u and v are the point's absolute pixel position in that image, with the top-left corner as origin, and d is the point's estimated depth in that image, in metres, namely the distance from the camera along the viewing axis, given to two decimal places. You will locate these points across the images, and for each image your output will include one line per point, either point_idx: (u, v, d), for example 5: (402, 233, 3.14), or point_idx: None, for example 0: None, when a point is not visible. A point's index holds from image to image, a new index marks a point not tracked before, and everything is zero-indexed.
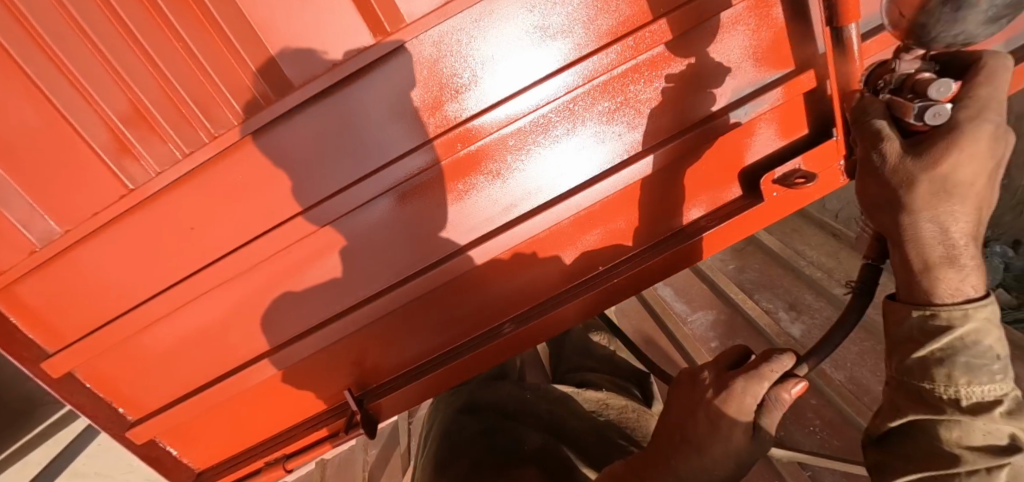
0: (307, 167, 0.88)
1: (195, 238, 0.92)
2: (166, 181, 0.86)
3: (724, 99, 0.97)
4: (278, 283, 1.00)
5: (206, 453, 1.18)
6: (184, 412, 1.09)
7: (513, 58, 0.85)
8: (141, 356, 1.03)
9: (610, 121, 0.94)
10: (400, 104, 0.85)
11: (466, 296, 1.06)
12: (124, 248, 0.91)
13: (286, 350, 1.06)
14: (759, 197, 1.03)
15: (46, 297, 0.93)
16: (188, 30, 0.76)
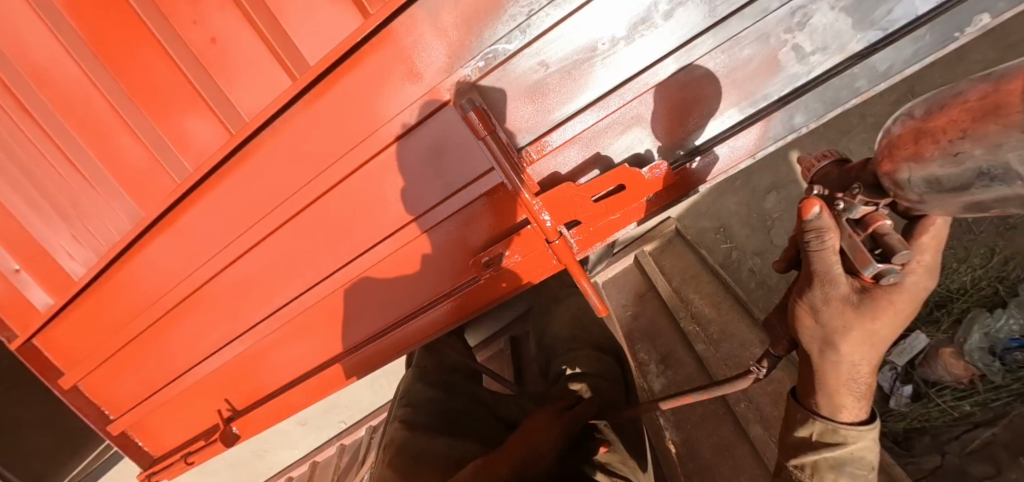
0: (213, 230, 1.02)
1: (154, 280, 1.10)
2: (124, 252, 1.05)
3: (585, 95, 0.84)
4: (221, 306, 1.14)
5: (162, 447, 1.43)
6: (148, 412, 1.33)
7: (366, 106, 0.84)
8: (124, 369, 1.26)
9: (719, 30, 0.77)
10: (271, 180, 0.94)
11: (366, 322, 1.18)
12: (110, 295, 1.13)
13: (214, 362, 1.23)
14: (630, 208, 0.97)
15: (70, 337, 1.20)
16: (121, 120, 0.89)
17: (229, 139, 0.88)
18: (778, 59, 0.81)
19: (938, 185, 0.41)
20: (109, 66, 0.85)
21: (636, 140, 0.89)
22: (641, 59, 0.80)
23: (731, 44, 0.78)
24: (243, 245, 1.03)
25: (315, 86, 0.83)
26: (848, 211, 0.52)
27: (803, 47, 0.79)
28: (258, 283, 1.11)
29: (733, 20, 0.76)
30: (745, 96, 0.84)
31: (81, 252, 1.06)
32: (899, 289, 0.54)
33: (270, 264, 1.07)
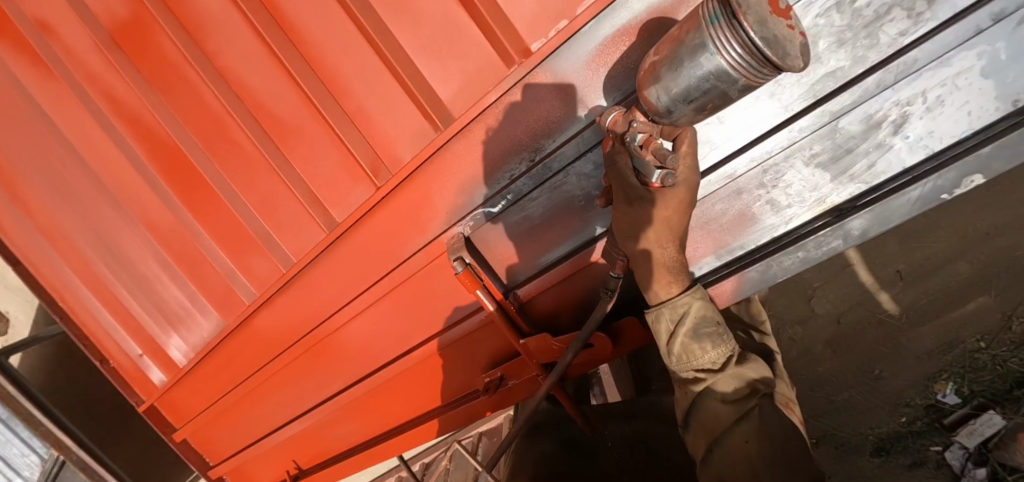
0: (279, 335, 1.37)
1: (237, 366, 1.49)
2: (208, 353, 1.41)
3: (581, 233, 1.02)
4: (292, 382, 1.50)
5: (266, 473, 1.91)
6: (252, 454, 1.77)
7: (388, 247, 1.13)
8: (224, 421, 1.69)
9: None
10: (318, 294, 1.26)
11: (395, 409, 1.47)
12: (205, 378, 1.53)
13: (293, 425, 1.62)
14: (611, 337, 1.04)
15: (182, 396, 1.62)
16: (216, 254, 1.26)
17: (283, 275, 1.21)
18: (763, 210, 0.88)
19: (677, 97, 0.64)
20: (207, 219, 1.21)
21: (627, 277, 1.04)
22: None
23: (704, 200, 0.90)
24: (300, 349, 1.37)
25: (347, 233, 1.12)
26: (637, 141, 0.72)
27: (783, 201, 0.87)
28: (311, 371, 1.46)
29: (701, 180, 0.87)
30: (727, 246, 0.93)
31: (183, 338, 1.44)
32: (675, 187, 0.77)
33: (320, 360, 1.41)
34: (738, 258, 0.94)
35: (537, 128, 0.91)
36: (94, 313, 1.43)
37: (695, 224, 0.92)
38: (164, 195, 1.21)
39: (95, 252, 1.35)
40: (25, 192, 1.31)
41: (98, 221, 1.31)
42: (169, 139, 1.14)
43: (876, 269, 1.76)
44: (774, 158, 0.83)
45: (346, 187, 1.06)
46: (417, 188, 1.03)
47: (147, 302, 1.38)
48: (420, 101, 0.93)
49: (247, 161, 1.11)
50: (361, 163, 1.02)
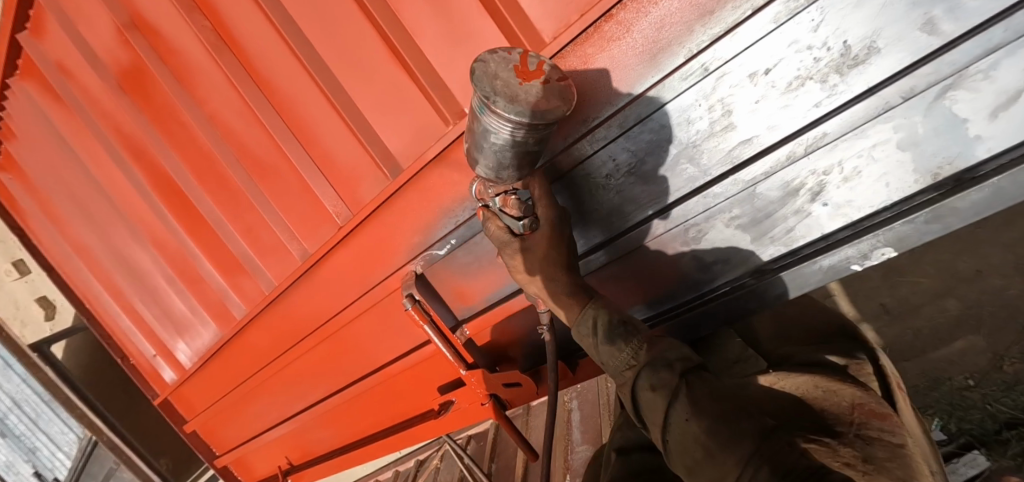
0: (332, 294, 1.33)
1: (289, 326, 1.46)
2: (271, 303, 1.41)
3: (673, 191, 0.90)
4: (334, 354, 1.44)
5: (296, 452, 1.84)
6: (291, 429, 1.73)
7: (461, 197, 1.04)
8: (268, 388, 1.67)
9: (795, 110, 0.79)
10: (383, 246, 1.19)
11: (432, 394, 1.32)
12: (260, 337, 1.55)
13: (329, 401, 1.54)
14: (692, 276, 0.98)
15: (231, 361, 1.67)
16: (277, 202, 1.26)
17: (341, 229, 1.19)
18: (897, 163, 0.80)
19: (500, 166, 0.72)
20: (272, 175, 1.23)
21: (733, 238, 0.92)
22: (742, 155, 0.85)
23: (834, 145, 0.80)
24: (350, 314, 1.31)
25: (416, 178, 1.05)
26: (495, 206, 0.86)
27: (923, 151, 0.78)
28: (352, 342, 1.38)
29: (841, 116, 0.78)
30: (848, 204, 0.84)
31: (245, 304, 1.50)
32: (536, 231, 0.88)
33: (363, 330, 1.33)
34: (857, 222, 0.85)
35: (642, 58, 0.80)
36: (171, 286, 1.62)
37: (823, 175, 0.83)
38: (231, 163, 1.28)
39: (171, 228, 1.50)
40: (119, 178, 1.50)
41: (181, 202, 1.43)
42: (241, 104, 1.19)
43: (857, 301, 1.74)
44: (924, 93, 0.74)
45: (417, 132, 1.01)
46: None
47: (218, 259, 1.47)
48: (507, 23, 0.85)
49: (316, 108, 1.10)
50: (433, 102, 0.96)
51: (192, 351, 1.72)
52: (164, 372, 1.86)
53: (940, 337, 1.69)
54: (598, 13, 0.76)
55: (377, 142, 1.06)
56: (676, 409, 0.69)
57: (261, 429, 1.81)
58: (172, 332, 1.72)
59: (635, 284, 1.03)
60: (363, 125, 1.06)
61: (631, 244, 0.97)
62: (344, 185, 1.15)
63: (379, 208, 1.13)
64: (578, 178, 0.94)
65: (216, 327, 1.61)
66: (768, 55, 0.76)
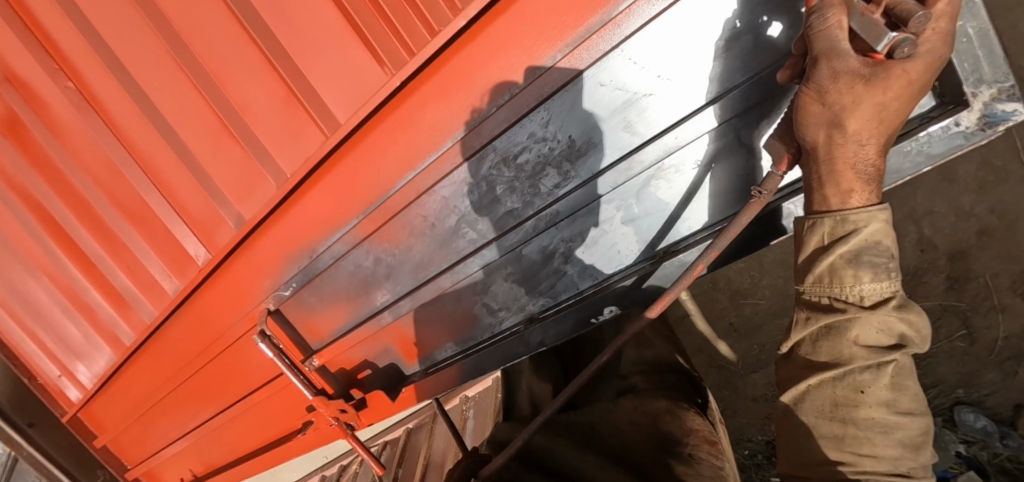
0: (203, 328, 1.44)
1: (171, 355, 1.57)
2: (152, 333, 1.52)
3: (458, 250, 1.05)
4: (215, 380, 1.55)
5: (200, 465, 1.95)
6: (191, 445, 1.85)
7: (297, 247, 1.18)
8: (165, 409, 1.78)
9: (539, 186, 0.95)
10: (240, 287, 1.31)
11: (300, 416, 1.46)
12: (149, 364, 1.65)
13: (217, 421, 1.66)
14: (484, 322, 1.12)
15: (127, 384, 1.77)
16: (146, 244, 1.37)
17: (201, 270, 1.31)
18: (623, 235, 0.99)
19: None
20: (139, 219, 1.34)
21: (511, 290, 1.07)
22: (508, 224, 1.00)
23: (571, 219, 0.97)
24: (220, 345, 1.43)
25: (256, 230, 1.19)
26: None
27: (641, 227, 0.98)
28: (227, 369, 1.49)
29: (575, 195, 0.94)
30: (593, 266, 1.02)
31: (133, 331, 1.60)
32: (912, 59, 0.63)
33: (233, 359, 1.46)
34: (603, 279, 1.03)
35: (416, 144, 0.96)
36: (65, 312, 1.70)
37: (569, 242, 0.99)
38: (104, 206, 1.38)
39: (59, 261, 1.59)
40: (4, 214, 1.57)
41: (65, 237, 1.52)
42: (104, 155, 1.29)
43: (712, 320, 1.94)
44: (627, 182, 0.92)
45: (253, 192, 1.14)
46: (305, 196, 1.08)
47: (104, 289, 1.56)
48: (308, 110, 0.99)
49: (167, 163, 1.21)
50: (262, 168, 1.10)
51: (92, 373, 1.81)
52: (68, 392, 1.95)
53: None
54: (374, 108, 0.93)
55: (222, 197, 1.18)
56: (868, 382, 0.74)
57: (166, 443, 1.93)
58: (71, 356, 1.81)
59: (439, 325, 1.17)
60: (209, 181, 1.18)
61: (431, 294, 1.11)
62: (199, 232, 1.27)
63: (230, 254, 1.26)
64: (382, 236, 1.08)
65: (109, 351, 1.71)
66: (510, 146, 0.92)
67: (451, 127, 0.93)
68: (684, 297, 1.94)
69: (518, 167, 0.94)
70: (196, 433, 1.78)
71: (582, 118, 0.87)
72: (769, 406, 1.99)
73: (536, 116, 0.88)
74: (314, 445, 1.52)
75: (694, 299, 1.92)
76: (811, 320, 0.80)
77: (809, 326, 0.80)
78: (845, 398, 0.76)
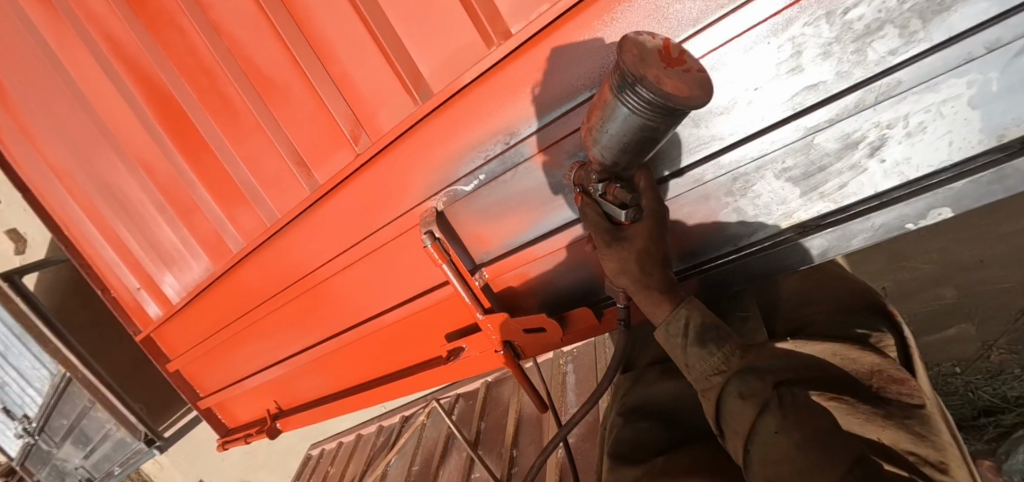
0: (338, 232, 1.26)
1: (288, 265, 1.39)
2: (272, 237, 1.34)
3: (724, 136, 0.86)
4: (337, 296, 1.38)
5: (285, 398, 1.78)
6: (283, 373, 1.68)
7: (493, 130, 0.98)
8: (262, 330, 1.61)
9: (871, 49, 0.74)
10: (401, 182, 1.12)
11: (440, 341, 1.28)
12: (256, 275, 1.48)
13: (327, 345, 1.48)
14: (730, 229, 0.94)
15: (223, 299, 1.60)
16: (286, 127, 1.18)
17: (357, 158, 1.11)
18: (963, 121, 0.76)
19: (619, 146, 0.67)
20: (284, 94, 1.14)
21: (780, 191, 0.88)
22: (805, 102, 0.80)
23: (900, 97, 0.76)
24: (356, 253, 1.25)
25: (443, 107, 0.98)
26: (599, 190, 0.78)
27: (992, 111, 0.74)
28: (357, 283, 1.32)
29: (920, 64, 0.72)
30: (906, 162, 0.81)
31: (242, 237, 1.42)
32: None
33: (368, 270, 1.27)
34: (911, 181, 0.82)
35: None
36: (162, 213, 1.52)
37: (885, 128, 0.79)
38: (238, 78, 1.17)
39: (166, 150, 1.39)
40: (108, 91, 1.37)
41: (179, 120, 1.32)
42: (252, 11, 1.08)
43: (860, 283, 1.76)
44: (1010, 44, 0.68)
45: (454, 54, 0.93)
46: (529, 58, 0.87)
47: (217, 185, 1.37)
48: None
49: (337, 18, 1.00)
50: (475, 20, 0.88)
51: (182, 286, 1.64)
52: (150, 307, 1.79)
53: (934, 322, 1.74)
54: None
55: (408, 61, 0.97)
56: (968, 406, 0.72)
57: (252, 370, 1.76)
58: (160, 265, 1.64)
59: (664, 233, 0.98)
60: (392, 40, 0.97)
61: (671, 191, 0.92)
62: (363, 110, 1.07)
63: (400, 139, 1.06)
64: None
65: (208, 260, 1.53)
66: None
67: None
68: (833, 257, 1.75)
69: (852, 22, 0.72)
70: (294, 359, 1.60)
71: None
72: None
73: None
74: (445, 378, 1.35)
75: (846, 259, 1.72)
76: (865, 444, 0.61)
77: (710, 401, 0.67)
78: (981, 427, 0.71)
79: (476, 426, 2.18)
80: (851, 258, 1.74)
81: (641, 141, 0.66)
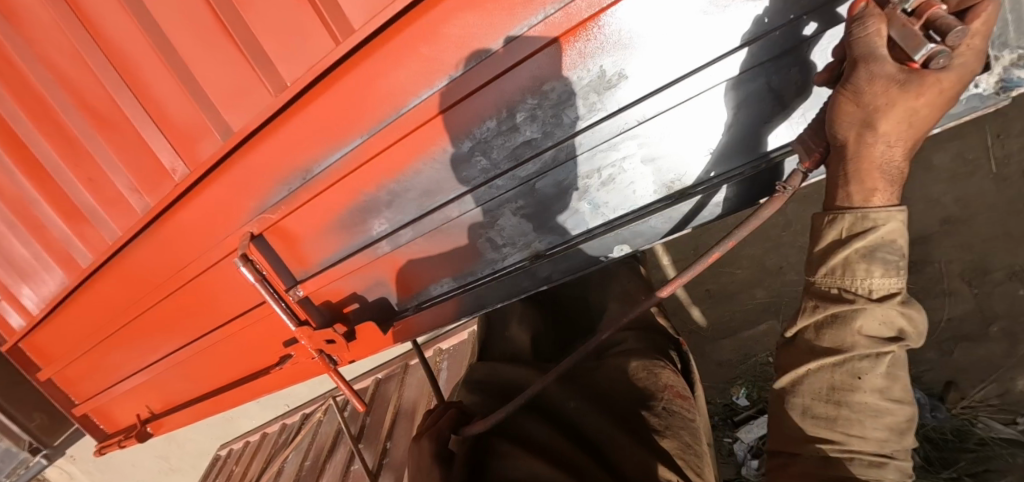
0: (175, 252, 1.35)
1: (136, 280, 1.47)
2: (116, 254, 1.42)
3: (469, 179, 1.02)
4: (184, 309, 1.47)
5: (155, 403, 1.85)
6: (149, 380, 1.75)
7: (291, 167, 1.11)
8: (123, 341, 1.67)
9: (561, 118, 0.92)
10: (220, 207, 1.22)
11: (276, 349, 1.41)
12: (109, 289, 1.54)
13: (181, 354, 1.57)
14: (485, 257, 1.11)
15: (82, 311, 1.65)
16: (114, 154, 1.25)
17: (178, 186, 1.21)
18: (641, 174, 0.97)
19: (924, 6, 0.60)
20: (109, 125, 1.21)
21: (519, 226, 1.05)
22: (524, 155, 0.97)
23: (591, 154, 0.95)
24: (193, 271, 1.34)
25: (246, 144, 1.10)
26: (906, 4, 0.63)
27: (659, 167, 0.95)
28: (197, 297, 1.42)
29: (595, 131, 0.92)
30: (606, 205, 1.01)
31: (90, 252, 1.48)
32: (948, 70, 0.63)
33: (207, 286, 1.38)
34: (613, 220, 1.02)
35: (439, 63, 0.90)
36: (11, 227, 1.55)
37: (586, 178, 0.98)
38: (64, 107, 1.23)
39: (6, 168, 1.42)
40: None
41: (15, 141, 1.36)
42: (66, 48, 1.14)
43: (690, 285, 2.02)
44: (656, 117, 0.89)
45: (246, 101, 1.05)
46: (308, 110, 1.01)
47: (61, 203, 1.42)
48: (319, 10, 0.90)
49: (143, 60, 1.09)
50: (257, 75, 1.01)
51: (41, 298, 1.67)
52: (11, 319, 1.80)
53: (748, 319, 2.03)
54: (397, 16, 0.87)
55: (209, 105, 1.08)
56: (866, 369, 0.74)
57: (119, 377, 1.82)
58: (15, 278, 1.66)
59: (437, 260, 1.14)
60: (193, 85, 1.07)
61: (434, 224, 1.08)
62: (177, 143, 1.17)
63: (214, 170, 1.17)
64: (390, 159, 1.03)
65: (62, 274, 1.58)
66: (535, 74, 0.88)
67: (474, 47, 0.87)
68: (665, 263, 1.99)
69: (542, 99, 0.91)
70: (156, 367, 1.68)
71: (616, 50, 0.83)
72: (733, 372, 2.10)
73: (570, 43, 0.84)
74: (289, 381, 1.48)
75: (675, 266, 1.96)
76: (819, 308, 0.79)
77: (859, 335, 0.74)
78: (842, 383, 0.75)
79: (363, 422, 2.32)
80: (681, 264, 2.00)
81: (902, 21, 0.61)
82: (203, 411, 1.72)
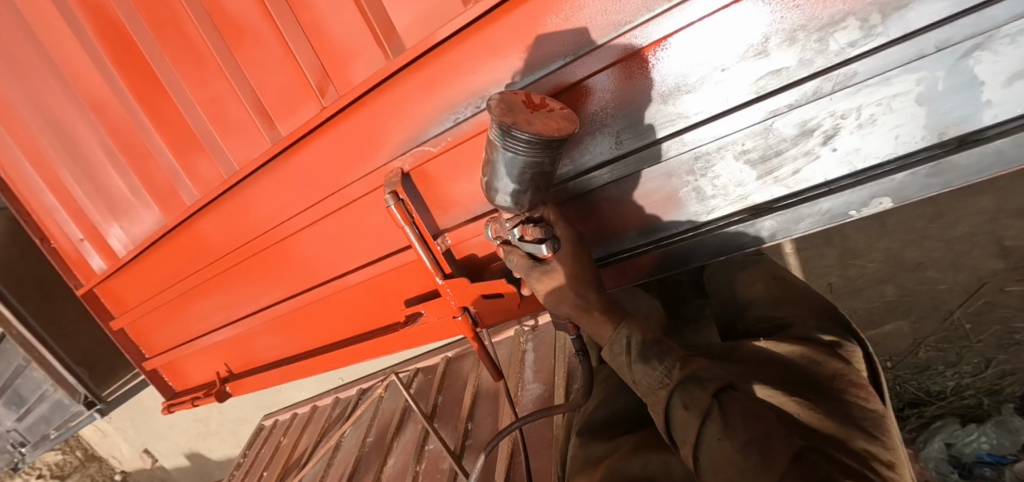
0: (300, 190, 1.22)
1: (247, 221, 1.35)
2: (230, 191, 1.29)
3: (690, 114, 0.87)
4: (295, 256, 1.34)
5: (235, 361, 1.74)
6: (235, 335, 1.63)
7: (466, 91, 0.96)
8: (214, 290, 1.56)
9: (830, 41, 0.76)
10: (369, 139, 1.09)
11: (398, 306, 1.28)
12: (211, 230, 1.42)
13: (281, 307, 1.45)
14: (689, 208, 0.98)
15: (175, 254, 1.54)
16: (250, 72, 1.12)
17: (323, 111, 1.07)
18: (911, 116, 0.80)
19: (516, 185, 0.77)
20: (249, 37, 1.08)
21: (738, 173, 0.91)
22: (768, 87, 0.82)
23: (859, 87, 0.79)
24: (318, 212, 1.21)
25: (415, 63, 0.96)
26: (516, 235, 0.90)
27: (938, 108, 0.78)
28: (315, 243, 1.29)
29: (877, 57, 0.75)
30: (856, 152, 0.85)
31: (197, 189, 1.36)
32: (557, 250, 0.90)
33: (331, 230, 1.25)
34: (861, 171, 0.86)
35: None
36: (110, 157, 1.43)
37: (840, 117, 0.82)
38: (198, 15, 1.10)
39: (116, 90, 1.30)
40: (51, 21, 1.26)
41: (133, 58, 1.24)
42: None
43: (811, 277, 1.85)
44: (961, 43, 0.71)
45: (429, 10, 0.90)
46: (504, 21, 0.86)
47: (174, 132, 1.30)
48: None
49: None
50: None
51: (132, 238, 1.56)
52: (94, 260, 1.70)
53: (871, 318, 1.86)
54: None
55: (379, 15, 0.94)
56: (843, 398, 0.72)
57: (202, 330, 1.71)
58: (106, 214, 1.55)
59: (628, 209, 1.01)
60: None
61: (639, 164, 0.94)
62: (330, 61, 1.03)
63: (369, 94, 1.03)
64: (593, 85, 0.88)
65: (160, 212, 1.46)
66: None
67: None
68: (788, 250, 1.82)
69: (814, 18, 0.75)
70: (247, 321, 1.56)
71: None
72: None
73: None
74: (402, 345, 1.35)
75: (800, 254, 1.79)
76: None
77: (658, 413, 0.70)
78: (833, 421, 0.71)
79: (434, 399, 2.19)
80: (804, 253, 1.83)
81: (533, 176, 0.75)
82: (291, 372, 1.60)
